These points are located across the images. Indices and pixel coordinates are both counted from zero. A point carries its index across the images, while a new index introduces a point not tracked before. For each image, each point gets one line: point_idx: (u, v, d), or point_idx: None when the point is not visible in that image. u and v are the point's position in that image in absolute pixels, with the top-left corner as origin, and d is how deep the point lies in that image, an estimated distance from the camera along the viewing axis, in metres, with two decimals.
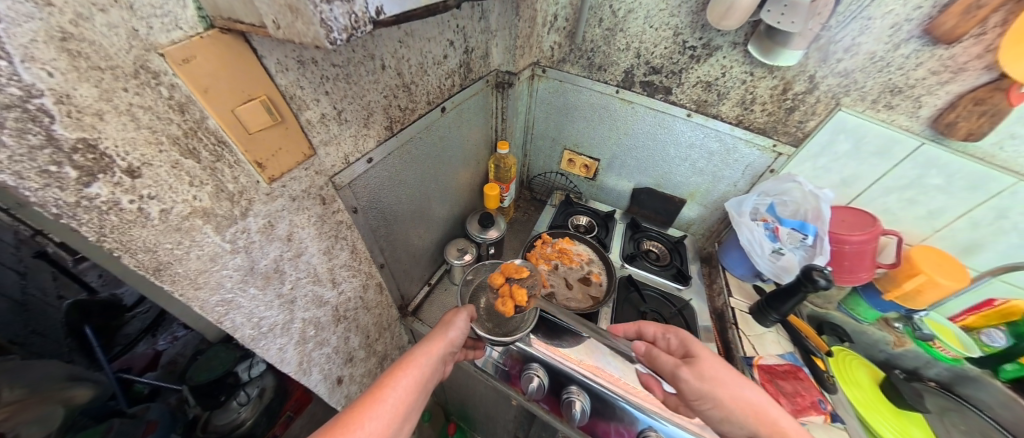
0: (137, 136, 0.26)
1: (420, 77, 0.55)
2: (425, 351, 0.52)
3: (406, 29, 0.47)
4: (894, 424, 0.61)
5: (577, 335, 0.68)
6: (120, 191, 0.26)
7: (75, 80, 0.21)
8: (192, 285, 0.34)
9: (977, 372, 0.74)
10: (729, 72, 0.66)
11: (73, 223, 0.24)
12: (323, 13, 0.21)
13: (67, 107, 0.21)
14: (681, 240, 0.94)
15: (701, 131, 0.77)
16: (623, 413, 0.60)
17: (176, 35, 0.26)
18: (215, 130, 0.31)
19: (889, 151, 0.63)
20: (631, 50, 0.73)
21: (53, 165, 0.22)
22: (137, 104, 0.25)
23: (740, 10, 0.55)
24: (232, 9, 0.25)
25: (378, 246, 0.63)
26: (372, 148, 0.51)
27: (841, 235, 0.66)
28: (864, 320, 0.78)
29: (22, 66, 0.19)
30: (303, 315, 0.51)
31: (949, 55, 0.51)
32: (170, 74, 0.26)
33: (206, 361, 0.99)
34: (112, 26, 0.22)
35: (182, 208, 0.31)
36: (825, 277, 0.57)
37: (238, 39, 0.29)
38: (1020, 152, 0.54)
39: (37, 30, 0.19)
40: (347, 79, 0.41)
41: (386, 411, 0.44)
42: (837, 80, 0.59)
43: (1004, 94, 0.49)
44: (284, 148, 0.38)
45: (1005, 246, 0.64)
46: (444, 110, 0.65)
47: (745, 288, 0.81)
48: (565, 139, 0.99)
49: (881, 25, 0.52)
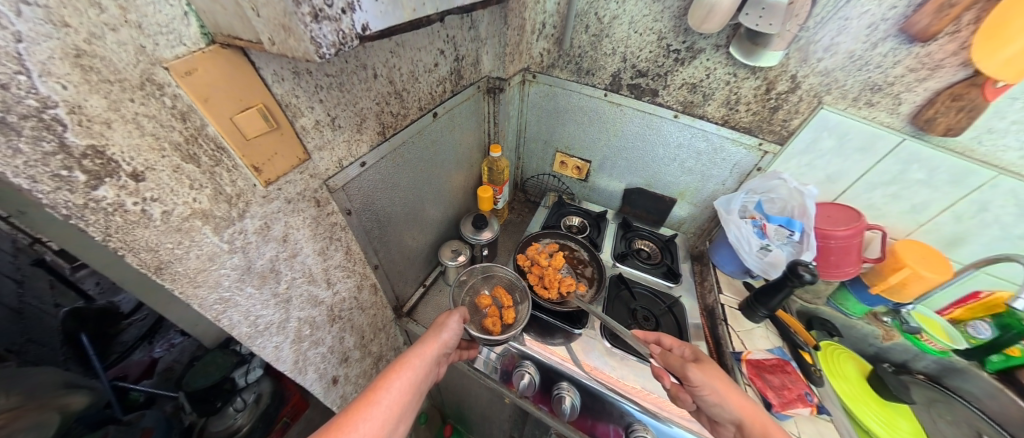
0: (142, 142, 0.28)
1: (411, 84, 0.57)
2: (419, 352, 0.53)
3: (397, 40, 0.50)
4: (881, 416, 0.61)
5: (569, 333, 0.69)
6: (125, 194, 0.28)
7: (86, 92, 0.24)
8: (192, 283, 0.36)
9: (965, 364, 0.74)
10: (713, 74, 0.68)
11: (81, 223, 0.26)
12: (313, 31, 0.23)
13: (78, 117, 0.24)
14: (672, 239, 0.95)
15: (688, 131, 0.79)
16: (613, 407, 0.60)
17: (180, 50, 0.28)
18: (215, 136, 0.33)
19: (871, 147, 0.64)
20: (618, 55, 0.75)
21: (65, 170, 0.24)
22: (142, 113, 0.27)
23: (720, 14, 0.57)
24: (231, 27, 0.27)
25: (372, 248, 0.65)
26: (365, 152, 0.54)
27: (826, 230, 0.67)
28: (853, 314, 0.78)
29: (39, 80, 0.21)
30: (298, 314, 0.52)
31: (925, 53, 0.52)
32: (173, 86, 0.28)
33: (202, 366, 1.02)
34: (122, 43, 0.24)
35: (182, 209, 0.33)
36: (810, 272, 0.58)
37: (238, 53, 0.31)
38: (998, 146, 0.55)
39: (54, 47, 0.21)
40: (340, 87, 0.44)
41: (381, 413, 0.45)
42: (818, 79, 0.61)
43: (980, 90, 0.50)
44: (280, 153, 0.40)
45: (988, 239, 0.64)
46: (436, 115, 0.67)
47: (735, 284, 0.82)
48: (556, 141, 1.01)
49: (858, 25, 0.53)
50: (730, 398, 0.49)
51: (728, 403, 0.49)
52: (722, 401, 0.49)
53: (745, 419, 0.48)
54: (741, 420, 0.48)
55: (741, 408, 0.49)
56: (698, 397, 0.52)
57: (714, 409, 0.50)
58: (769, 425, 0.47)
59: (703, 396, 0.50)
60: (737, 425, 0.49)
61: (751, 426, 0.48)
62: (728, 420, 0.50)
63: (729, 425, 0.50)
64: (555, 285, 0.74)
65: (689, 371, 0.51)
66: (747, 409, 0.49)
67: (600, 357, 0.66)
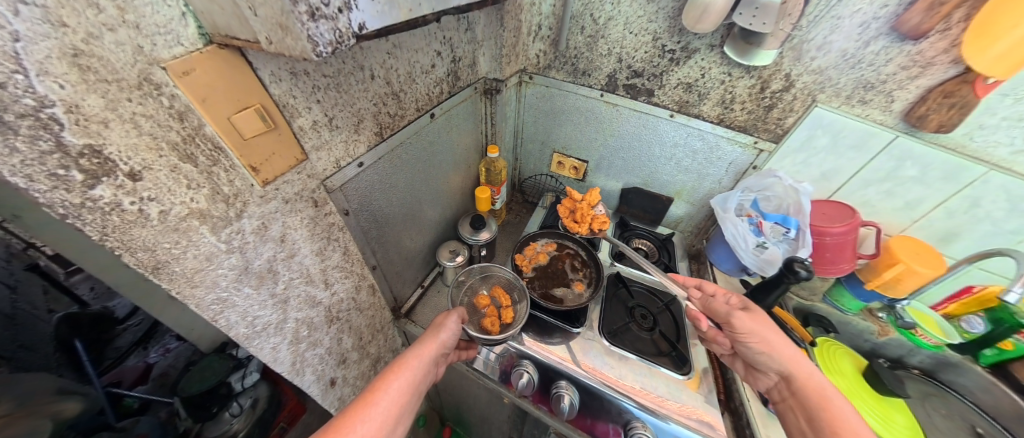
0: (139, 142, 0.28)
1: (409, 85, 0.58)
2: (418, 353, 0.53)
3: (394, 41, 0.50)
4: (876, 411, 0.62)
5: (567, 332, 0.70)
6: (122, 193, 0.28)
7: (84, 91, 0.24)
8: (189, 283, 0.36)
9: (959, 358, 0.75)
10: (708, 73, 0.69)
11: (78, 223, 0.26)
12: (310, 30, 0.24)
13: (76, 116, 0.24)
14: (669, 238, 0.96)
15: (684, 130, 0.80)
16: (612, 406, 0.61)
17: (178, 51, 0.28)
18: (212, 136, 0.33)
19: (864, 144, 0.65)
20: (614, 55, 0.76)
21: (62, 169, 0.24)
22: (140, 113, 0.27)
23: (714, 14, 0.58)
24: (229, 27, 0.27)
25: (370, 249, 0.65)
26: (363, 152, 0.54)
27: (821, 227, 0.68)
28: (848, 310, 0.79)
29: (36, 80, 0.21)
30: (296, 315, 0.52)
31: (917, 50, 0.53)
32: (171, 85, 0.28)
33: (198, 372, 1.01)
34: (120, 43, 0.25)
35: (179, 209, 0.33)
36: (806, 268, 0.59)
37: (235, 53, 0.32)
38: (989, 142, 0.56)
39: (52, 47, 0.21)
40: (338, 88, 0.44)
41: (379, 414, 0.44)
42: (812, 77, 0.61)
43: (970, 87, 0.51)
44: (277, 154, 0.40)
45: (980, 233, 0.65)
46: (433, 116, 0.68)
47: (733, 282, 0.83)
48: (553, 142, 1.02)
49: (850, 24, 0.54)
50: (775, 347, 0.53)
51: (774, 352, 0.53)
52: (768, 349, 0.54)
53: (790, 368, 0.52)
54: (787, 370, 0.52)
55: (787, 360, 0.53)
56: (742, 344, 0.57)
57: (759, 356, 0.55)
58: (812, 377, 0.51)
59: (749, 344, 0.55)
60: (781, 375, 0.54)
61: (796, 378, 0.51)
62: (771, 369, 0.54)
63: (771, 374, 0.55)
64: (587, 219, 0.83)
65: (734, 318, 0.57)
66: (794, 362, 0.52)
67: (599, 355, 0.66)
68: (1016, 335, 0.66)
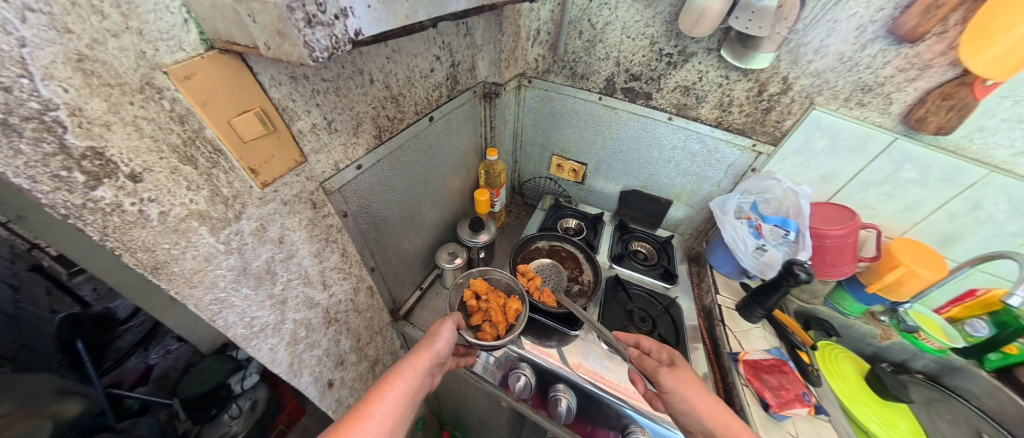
0: (141, 145, 0.28)
1: (408, 89, 0.58)
2: (412, 363, 0.53)
3: (393, 46, 0.51)
4: (880, 416, 0.62)
5: (566, 335, 0.69)
6: (122, 194, 0.28)
7: (87, 95, 0.24)
8: (188, 283, 0.37)
9: (962, 362, 0.74)
10: (706, 76, 0.69)
11: (79, 223, 0.26)
12: (307, 36, 0.24)
13: (78, 119, 0.24)
14: (668, 240, 0.95)
15: (682, 133, 0.80)
16: (610, 410, 0.60)
17: (180, 56, 0.29)
18: (212, 139, 0.34)
19: (864, 147, 0.64)
20: (611, 59, 0.77)
21: (64, 171, 0.25)
22: (142, 116, 0.28)
23: (710, 18, 0.59)
24: (230, 33, 0.28)
25: (369, 250, 0.65)
26: (362, 155, 0.54)
27: (821, 229, 0.68)
28: (850, 314, 0.78)
29: (41, 84, 0.22)
30: (294, 316, 0.53)
31: (914, 53, 0.53)
32: (172, 89, 0.29)
33: (197, 373, 1.01)
34: (123, 49, 0.25)
35: (179, 210, 0.33)
36: (806, 271, 0.58)
37: (237, 58, 0.32)
38: (988, 145, 0.56)
39: (57, 52, 0.22)
40: (337, 92, 0.45)
41: (373, 426, 0.44)
42: (809, 80, 0.61)
43: (969, 89, 0.51)
44: (276, 155, 0.40)
45: (981, 236, 0.65)
46: (433, 119, 0.69)
47: (732, 285, 0.82)
48: (553, 145, 1.02)
49: (847, 27, 0.54)
50: (696, 402, 0.48)
51: (695, 409, 0.48)
52: (691, 406, 0.48)
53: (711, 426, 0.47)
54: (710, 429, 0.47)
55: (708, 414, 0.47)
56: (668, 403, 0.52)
57: (684, 416, 0.49)
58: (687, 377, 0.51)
59: (673, 403, 0.50)
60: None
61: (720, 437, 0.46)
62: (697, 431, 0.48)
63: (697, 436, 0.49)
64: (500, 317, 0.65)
65: (660, 375, 0.52)
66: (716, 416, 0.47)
67: (598, 359, 0.66)
68: (1020, 339, 0.65)
